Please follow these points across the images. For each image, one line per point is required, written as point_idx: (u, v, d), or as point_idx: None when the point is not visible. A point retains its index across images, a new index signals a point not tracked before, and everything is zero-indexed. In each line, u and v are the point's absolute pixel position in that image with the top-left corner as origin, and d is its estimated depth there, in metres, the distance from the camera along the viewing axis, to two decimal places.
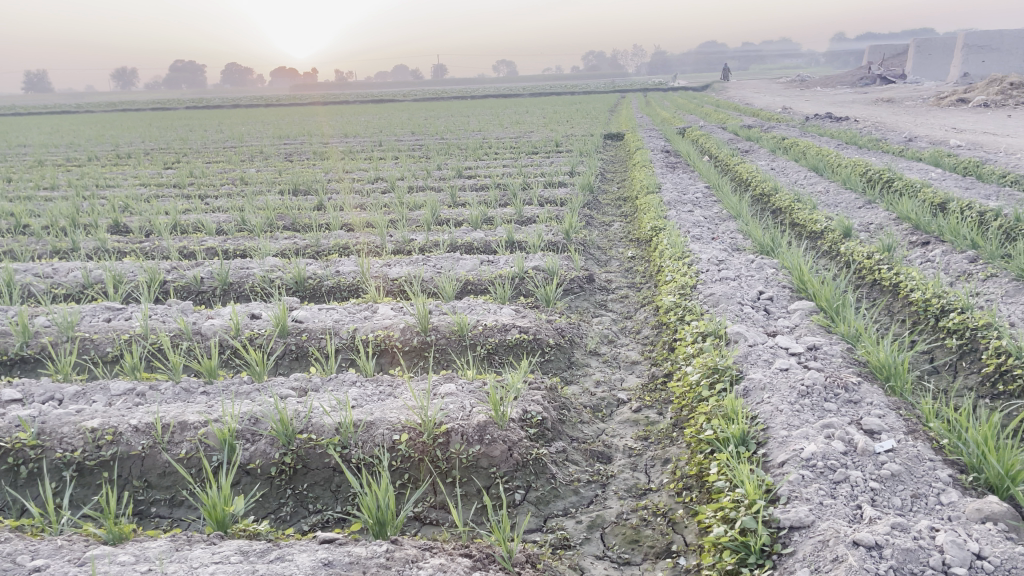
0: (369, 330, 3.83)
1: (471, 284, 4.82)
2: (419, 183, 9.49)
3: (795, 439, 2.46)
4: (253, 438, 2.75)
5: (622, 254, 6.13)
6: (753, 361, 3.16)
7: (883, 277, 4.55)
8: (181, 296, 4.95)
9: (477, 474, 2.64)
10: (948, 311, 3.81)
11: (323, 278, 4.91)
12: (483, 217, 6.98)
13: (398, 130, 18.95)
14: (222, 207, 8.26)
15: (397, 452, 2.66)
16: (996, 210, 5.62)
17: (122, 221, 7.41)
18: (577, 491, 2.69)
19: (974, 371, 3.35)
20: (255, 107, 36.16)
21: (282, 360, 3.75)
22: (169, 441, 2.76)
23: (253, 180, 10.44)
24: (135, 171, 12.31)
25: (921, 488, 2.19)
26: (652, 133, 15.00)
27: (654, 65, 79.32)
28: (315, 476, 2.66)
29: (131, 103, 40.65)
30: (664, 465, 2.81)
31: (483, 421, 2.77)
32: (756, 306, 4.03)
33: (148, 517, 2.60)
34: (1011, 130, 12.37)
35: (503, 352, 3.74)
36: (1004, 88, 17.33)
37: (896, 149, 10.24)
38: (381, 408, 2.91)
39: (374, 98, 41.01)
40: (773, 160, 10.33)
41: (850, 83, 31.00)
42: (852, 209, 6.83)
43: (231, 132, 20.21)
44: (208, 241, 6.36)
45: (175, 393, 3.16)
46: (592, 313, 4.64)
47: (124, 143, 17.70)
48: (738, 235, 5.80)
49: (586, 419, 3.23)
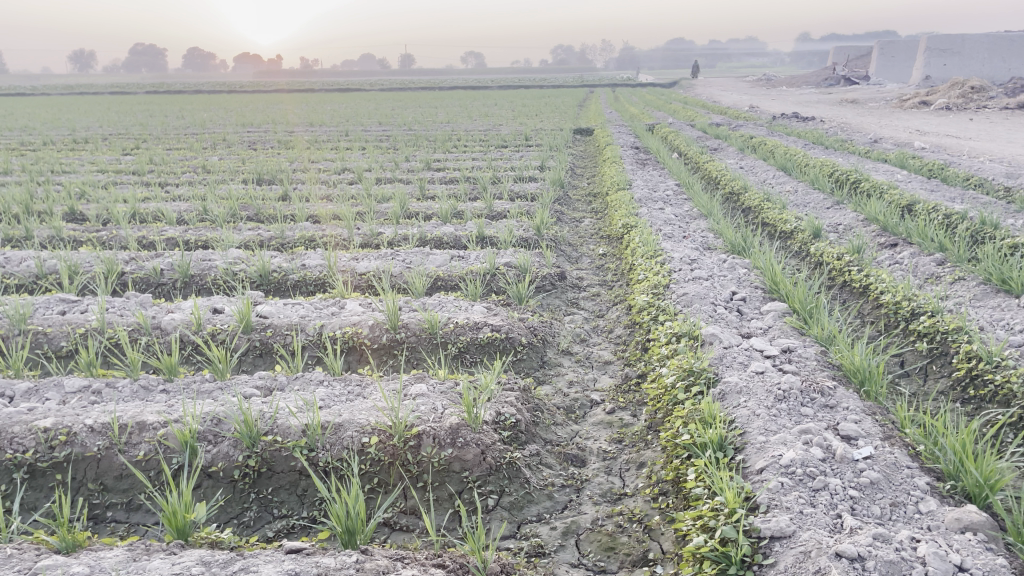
0: (337, 326, 3.73)
1: (442, 280, 4.74)
2: (386, 174, 9.37)
3: (773, 445, 2.43)
4: (216, 439, 2.65)
5: (593, 251, 6.09)
6: (728, 363, 3.13)
7: (854, 279, 4.57)
8: (140, 289, 4.79)
9: (449, 479, 2.57)
10: (918, 314, 3.82)
11: (289, 272, 4.79)
12: (453, 211, 6.89)
13: (366, 120, 18.75)
14: (183, 195, 8.05)
15: (367, 455, 2.58)
16: (962, 214, 5.67)
17: (78, 208, 7.19)
18: (551, 496, 2.63)
19: (945, 375, 3.36)
20: (220, 93, 35.52)
21: (246, 356, 3.64)
22: (127, 442, 2.64)
23: (215, 169, 10.22)
24: (92, 156, 11.99)
25: (900, 496, 2.17)
26: (621, 129, 15.01)
27: (623, 61, 79.57)
28: (280, 479, 2.58)
29: (90, 87, 39.68)
30: (639, 469, 2.76)
31: (456, 424, 2.70)
32: (728, 306, 4.01)
33: (103, 522, 2.49)
34: (972, 133, 12.58)
35: (474, 351, 3.66)
36: (965, 92, 17.63)
37: (862, 150, 10.34)
38: (350, 409, 2.82)
39: (341, 87, 40.54)
40: (741, 158, 10.38)
41: (816, 83, 31.35)
42: (821, 209, 6.87)
43: (192, 119, 19.82)
44: (169, 231, 6.18)
45: (134, 391, 3.03)
46: (564, 311, 4.60)
47: (81, 127, 17.27)
48: (709, 234, 5.79)
49: (560, 421, 3.17)
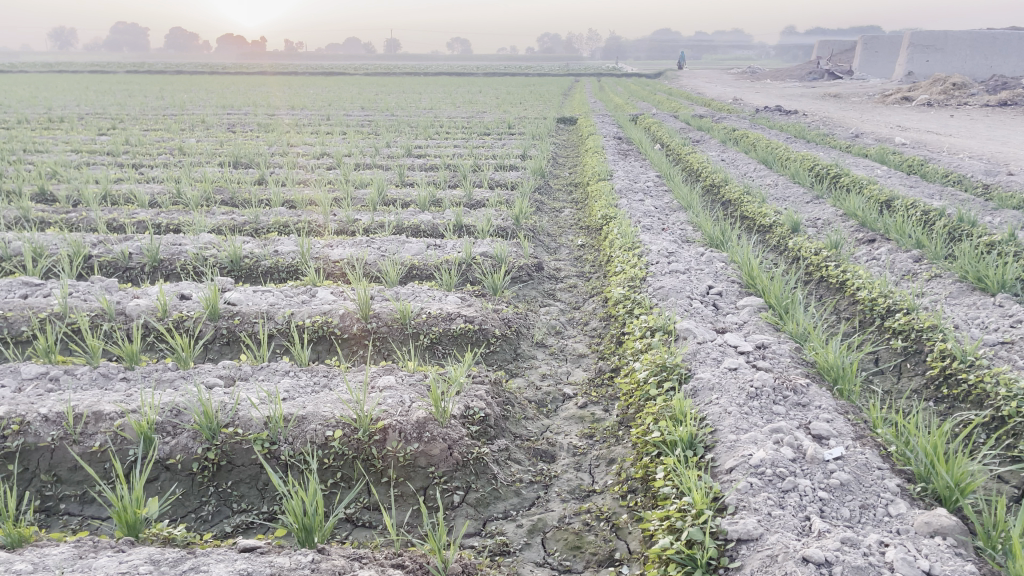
0: (307, 315, 3.66)
1: (417, 268, 4.67)
2: (366, 160, 9.27)
3: (744, 444, 2.39)
4: (174, 431, 2.58)
5: (572, 242, 6.04)
6: (702, 359, 3.08)
7: (831, 275, 4.55)
8: (107, 273, 4.68)
9: (414, 474, 2.51)
10: (893, 311, 3.81)
11: (261, 258, 4.70)
12: (432, 199, 6.81)
13: (347, 105, 18.56)
14: (157, 177, 7.90)
15: (330, 449, 2.52)
16: (940, 210, 5.69)
17: (48, 189, 7.03)
18: (518, 492, 2.58)
19: (919, 373, 3.35)
20: (202, 74, 34.99)
21: (212, 344, 3.56)
22: (82, 433, 2.56)
23: (192, 151, 10.06)
24: (66, 136, 11.77)
25: (870, 498, 2.14)
26: (604, 119, 14.96)
27: (609, 50, 79.42)
28: (241, 473, 2.51)
29: (70, 64, 38.89)
30: (609, 466, 2.72)
31: (423, 418, 2.64)
32: (705, 300, 3.97)
33: (56, 514, 2.40)
34: (953, 130, 12.65)
35: (446, 343, 3.60)
36: (947, 89, 17.74)
37: (843, 144, 10.34)
38: (314, 401, 2.75)
39: (324, 70, 40.18)
40: (724, 151, 10.35)
41: (799, 76, 31.40)
42: (800, 204, 6.86)
43: (171, 100, 19.57)
44: (140, 214, 6.06)
45: (92, 378, 2.95)
46: (540, 302, 4.55)
47: (57, 106, 16.98)
48: (688, 227, 5.76)
49: (531, 415, 3.12)
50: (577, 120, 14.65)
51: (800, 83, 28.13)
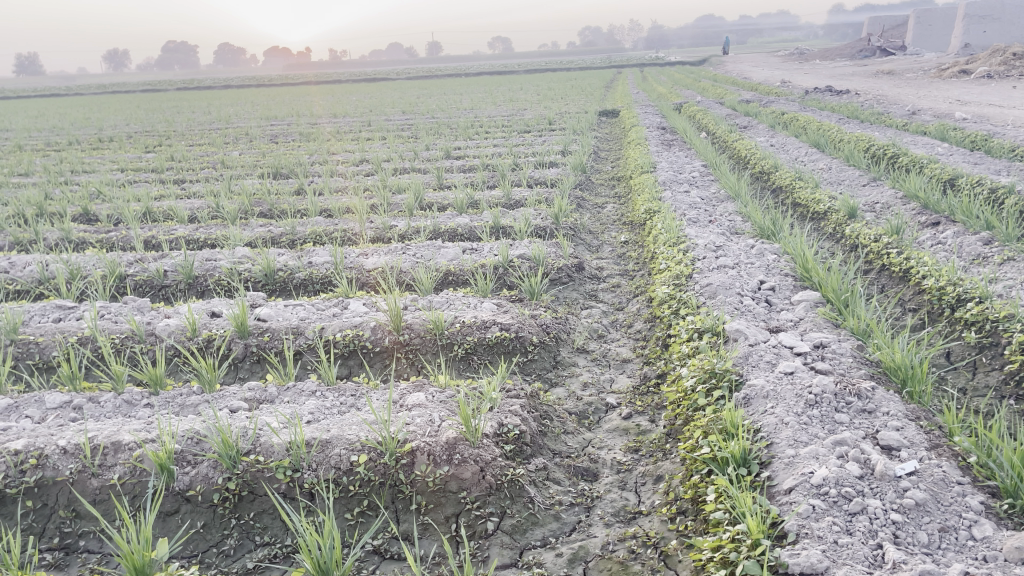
0: (337, 329, 3.52)
1: (453, 275, 4.51)
2: (404, 164, 9.17)
3: (804, 460, 2.16)
4: (194, 460, 2.45)
5: (615, 239, 5.82)
6: (754, 363, 2.85)
7: (893, 263, 4.24)
8: (142, 292, 4.63)
9: (445, 500, 2.35)
10: (964, 300, 3.51)
11: (294, 271, 4.60)
12: (470, 200, 6.64)
13: (389, 109, 18.57)
14: (198, 193, 7.90)
15: (355, 476, 2.38)
16: (1009, 188, 5.31)
17: (91, 209, 7.07)
18: (558, 517, 2.39)
19: (996, 368, 3.05)
20: (249, 87, 35.70)
21: (242, 363, 3.47)
22: (100, 464, 2.46)
23: (233, 164, 10.10)
24: (114, 155, 11.97)
25: (951, 520, 1.89)
26: (647, 109, 14.63)
27: (650, 40, 78.56)
28: (263, 503, 2.37)
29: (121, 86, 39.76)
30: (656, 484, 2.51)
31: (452, 438, 2.48)
32: (756, 297, 3.72)
33: (75, 552, 2.28)
34: (1018, 102, 12.01)
35: (482, 353, 3.44)
36: (1007, 59, 16.94)
37: (900, 122, 9.88)
38: (339, 424, 2.61)
39: (366, 76, 40.46)
40: (772, 136, 9.99)
41: (848, 55, 30.40)
42: (857, 187, 6.52)
43: (219, 114, 19.86)
44: (179, 230, 6.04)
45: (116, 406, 2.85)
46: (581, 305, 4.35)
47: (109, 126, 17.33)
48: (737, 218, 5.49)
49: (571, 429, 2.93)
50: (619, 111, 14.36)
51: (849, 62, 27.24)
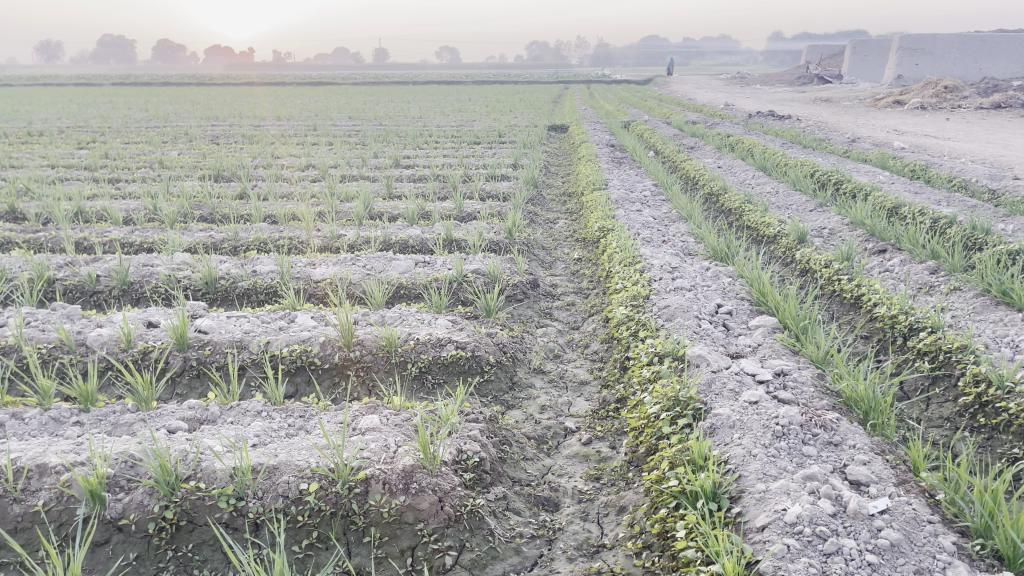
0: (284, 344, 3.35)
1: (405, 288, 4.39)
2: (352, 171, 8.98)
3: (775, 495, 2.11)
4: (128, 486, 2.27)
5: (568, 255, 5.77)
6: (717, 391, 2.79)
7: (844, 290, 4.27)
8: (72, 298, 4.36)
9: (402, 532, 2.22)
10: (916, 329, 3.54)
11: (237, 279, 4.39)
12: (420, 212, 6.51)
13: (336, 114, 18.29)
14: (134, 193, 7.56)
15: (305, 506, 2.24)
16: (951, 219, 5.43)
17: (19, 206, 6.70)
18: (518, 550, 2.29)
19: (950, 399, 3.07)
20: (190, 85, 34.84)
21: (180, 377, 3.27)
22: (24, 489, 2.26)
23: (172, 164, 9.73)
24: (45, 150, 11.45)
25: (925, 562, 1.85)
26: (596, 126, 14.75)
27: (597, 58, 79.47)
28: (203, 534, 2.20)
29: (54, 77, 38.35)
30: (619, 516, 2.43)
31: (410, 466, 2.35)
32: (713, 321, 3.69)
33: None
34: (951, 134, 12.43)
35: (436, 372, 3.32)
36: (940, 92, 17.59)
37: (842, 149, 10.12)
38: (287, 449, 2.46)
39: (312, 82, 39.94)
40: (719, 157, 10.11)
41: (789, 80, 31.22)
42: (804, 212, 6.61)
43: (157, 111, 19.21)
44: (113, 232, 5.76)
45: (42, 424, 2.64)
46: (536, 323, 4.27)
47: (39, 119, 16.62)
48: (689, 238, 5.49)
49: (531, 455, 2.83)
50: (569, 127, 14.39)
51: (790, 88, 27.97)
